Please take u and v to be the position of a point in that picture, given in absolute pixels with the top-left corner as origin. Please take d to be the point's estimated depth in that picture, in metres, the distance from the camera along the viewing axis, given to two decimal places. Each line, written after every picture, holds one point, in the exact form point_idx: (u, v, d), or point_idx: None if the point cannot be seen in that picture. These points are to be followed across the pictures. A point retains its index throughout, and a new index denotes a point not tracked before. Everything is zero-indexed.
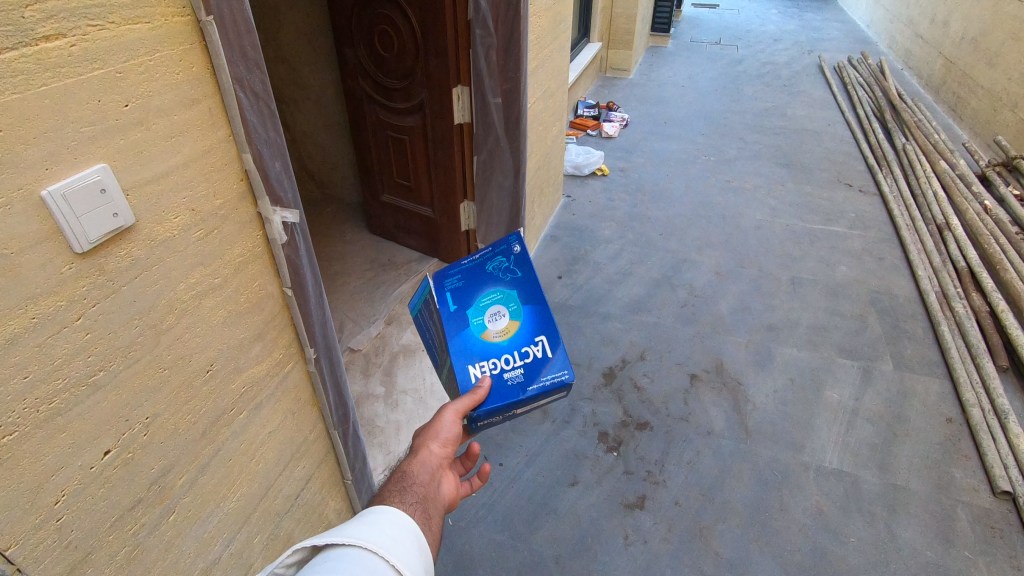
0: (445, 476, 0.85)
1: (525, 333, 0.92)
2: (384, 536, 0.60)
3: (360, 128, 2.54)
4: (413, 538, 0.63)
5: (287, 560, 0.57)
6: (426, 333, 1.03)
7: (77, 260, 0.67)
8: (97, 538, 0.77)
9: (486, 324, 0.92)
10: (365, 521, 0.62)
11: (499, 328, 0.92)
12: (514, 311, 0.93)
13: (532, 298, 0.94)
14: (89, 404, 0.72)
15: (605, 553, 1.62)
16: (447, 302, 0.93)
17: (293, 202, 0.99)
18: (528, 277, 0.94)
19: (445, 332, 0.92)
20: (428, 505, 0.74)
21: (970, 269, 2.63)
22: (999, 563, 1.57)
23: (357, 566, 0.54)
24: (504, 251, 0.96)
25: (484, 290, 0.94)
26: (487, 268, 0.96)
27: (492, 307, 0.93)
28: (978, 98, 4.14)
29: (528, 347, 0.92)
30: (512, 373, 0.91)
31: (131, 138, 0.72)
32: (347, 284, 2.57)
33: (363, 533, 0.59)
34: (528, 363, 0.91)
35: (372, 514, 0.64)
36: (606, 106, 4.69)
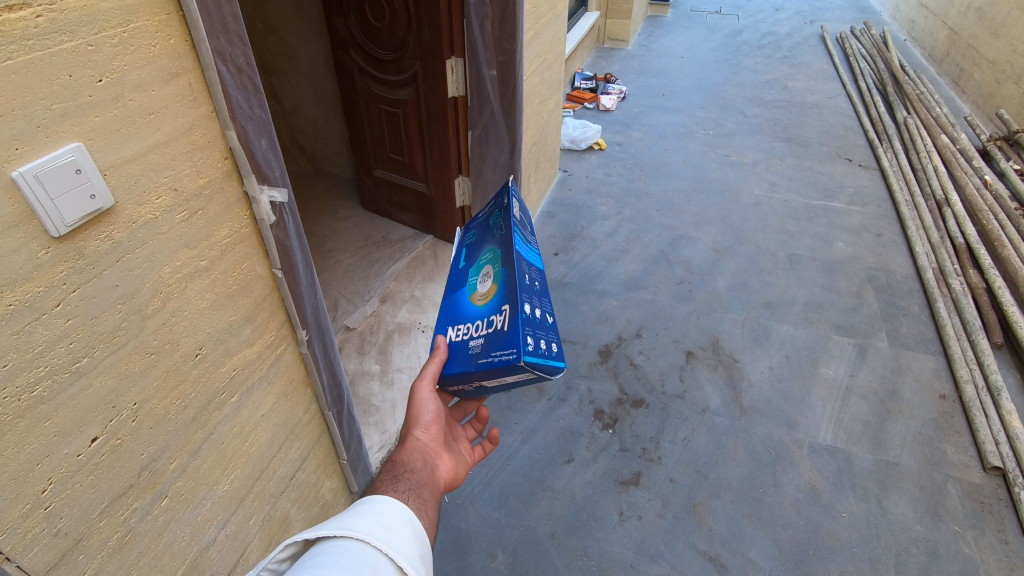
0: (436, 455, 0.87)
1: (494, 297, 0.82)
2: (375, 525, 0.59)
3: (352, 101, 2.48)
4: (408, 526, 0.63)
5: (279, 555, 0.57)
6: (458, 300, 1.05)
7: (54, 244, 0.65)
8: (88, 524, 0.76)
9: (476, 286, 0.89)
10: (357, 512, 0.61)
11: (482, 291, 0.86)
12: (494, 271, 0.85)
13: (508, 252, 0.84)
14: (73, 391, 0.71)
15: (600, 530, 1.64)
16: (460, 262, 0.98)
17: (280, 180, 0.96)
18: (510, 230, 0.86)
19: (447, 291, 0.96)
20: (423, 487, 0.75)
21: (968, 245, 2.62)
22: (987, 537, 1.60)
23: (348, 557, 0.54)
24: (506, 208, 0.94)
25: (483, 249, 0.92)
26: (495, 225, 0.95)
27: (484, 268, 0.89)
28: (981, 71, 4.07)
29: (495, 316, 0.80)
30: (475, 341, 0.83)
31: (107, 116, 0.69)
32: (341, 261, 2.54)
33: (356, 524, 0.58)
34: (491, 332, 0.80)
35: (365, 504, 0.63)
36: (603, 79, 4.60)
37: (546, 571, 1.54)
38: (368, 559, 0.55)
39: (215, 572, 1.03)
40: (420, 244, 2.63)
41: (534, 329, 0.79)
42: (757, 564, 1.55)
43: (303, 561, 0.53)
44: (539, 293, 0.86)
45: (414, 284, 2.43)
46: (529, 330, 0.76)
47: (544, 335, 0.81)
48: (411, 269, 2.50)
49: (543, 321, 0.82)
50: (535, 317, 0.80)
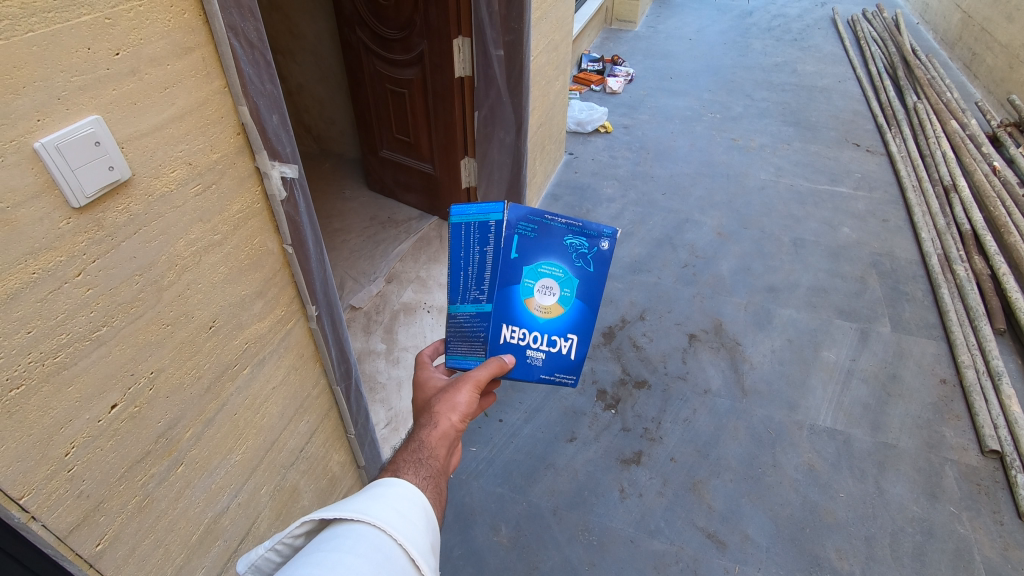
0: (456, 444, 0.87)
1: (564, 323, 0.98)
2: (391, 511, 0.61)
3: (358, 80, 2.47)
4: (422, 513, 0.64)
5: (294, 532, 0.60)
6: (467, 256, 0.96)
7: (74, 216, 0.66)
8: (108, 488, 0.79)
9: (534, 295, 0.97)
10: (372, 496, 0.63)
11: (544, 305, 0.97)
12: (566, 297, 0.97)
13: (585, 295, 0.97)
14: (94, 358, 0.73)
15: (601, 506, 1.67)
16: (511, 251, 0.94)
17: (291, 156, 0.97)
18: (597, 276, 0.96)
19: (496, 281, 0.96)
20: (441, 476, 0.76)
21: (974, 232, 2.62)
22: (982, 517, 1.62)
23: (359, 543, 0.56)
24: (591, 239, 0.94)
25: (547, 263, 0.95)
26: (564, 242, 0.94)
27: (544, 281, 0.96)
28: (994, 55, 4.02)
29: (559, 340, 0.98)
30: (534, 352, 0.99)
31: (124, 90, 0.70)
32: (347, 241, 2.56)
33: (372, 509, 0.60)
34: (553, 352, 0.99)
35: (380, 487, 0.65)
36: (610, 60, 4.56)
37: (548, 545, 1.58)
38: (381, 549, 0.57)
39: (229, 538, 1.07)
40: (426, 225, 2.64)
41: None
42: (755, 541, 1.59)
43: (316, 546, 0.56)
44: None
45: (419, 265, 2.45)
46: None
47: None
48: (416, 249, 2.52)
49: None
50: None
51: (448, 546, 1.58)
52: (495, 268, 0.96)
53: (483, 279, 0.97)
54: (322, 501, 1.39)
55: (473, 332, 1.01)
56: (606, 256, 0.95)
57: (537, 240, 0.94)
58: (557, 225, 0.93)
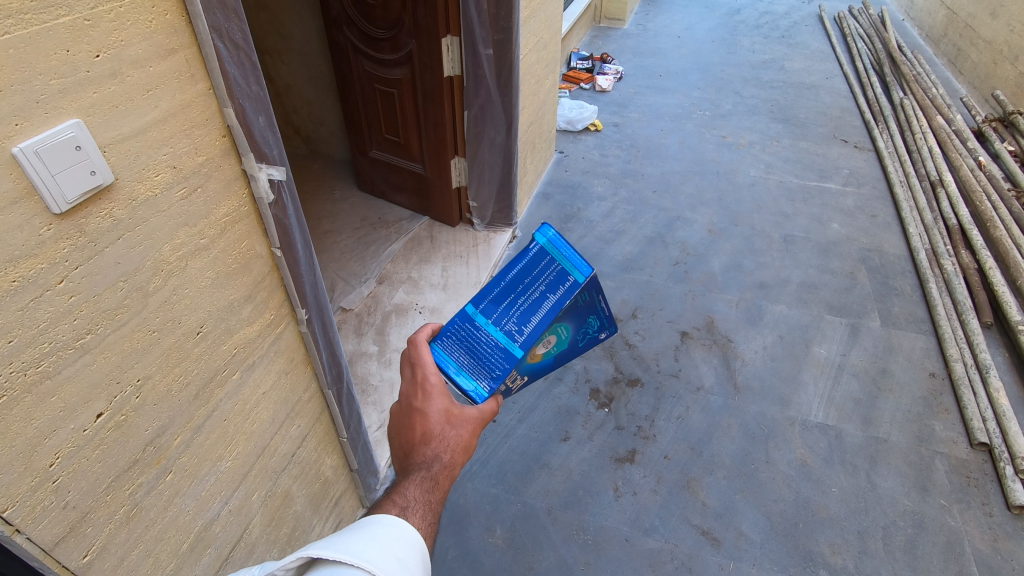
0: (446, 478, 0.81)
1: (531, 370, 1.02)
2: (389, 556, 0.57)
3: (347, 80, 2.45)
4: (419, 559, 0.61)
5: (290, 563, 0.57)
6: (525, 294, 0.97)
7: (56, 221, 0.65)
8: (94, 498, 0.77)
9: (543, 345, 0.99)
10: (370, 533, 0.59)
11: (539, 354, 1.00)
12: (552, 354, 1.03)
13: (558, 358, 1.05)
14: (78, 367, 0.72)
15: (596, 505, 1.67)
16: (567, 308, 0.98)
17: (278, 159, 0.96)
18: (576, 349, 1.07)
19: (537, 329, 0.96)
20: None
21: (961, 227, 2.64)
22: (973, 509, 1.64)
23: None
24: (599, 327, 1.08)
25: (569, 328, 1.02)
26: (588, 318, 1.04)
27: (553, 337, 1.00)
28: (979, 51, 4.06)
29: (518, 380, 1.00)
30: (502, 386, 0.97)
31: (105, 92, 0.68)
32: (337, 243, 2.54)
33: (369, 553, 0.56)
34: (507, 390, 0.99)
35: (381, 524, 0.61)
36: (599, 59, 4.56)
37: (543, 545, 1.57)
38: None
39: (220, 545, 1.05)
40: (417, 225, 2.63)
41: None
42: (749, 537, 1.59)
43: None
44: None
45: (411, 266, 2.43)
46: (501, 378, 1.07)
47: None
48: (407, 250, 2.51)
49: None
50: None
51: (443, 548, 1.57)
52: (546, 316, 0.96)
53: (528, 320, 0.96)
54: (314, 506, 1.37)
55: (487, 360, 0.93)
56: (593, 340, 1.09)
57: (579, 312, 1.01)
58: (597, 304, 1.03)
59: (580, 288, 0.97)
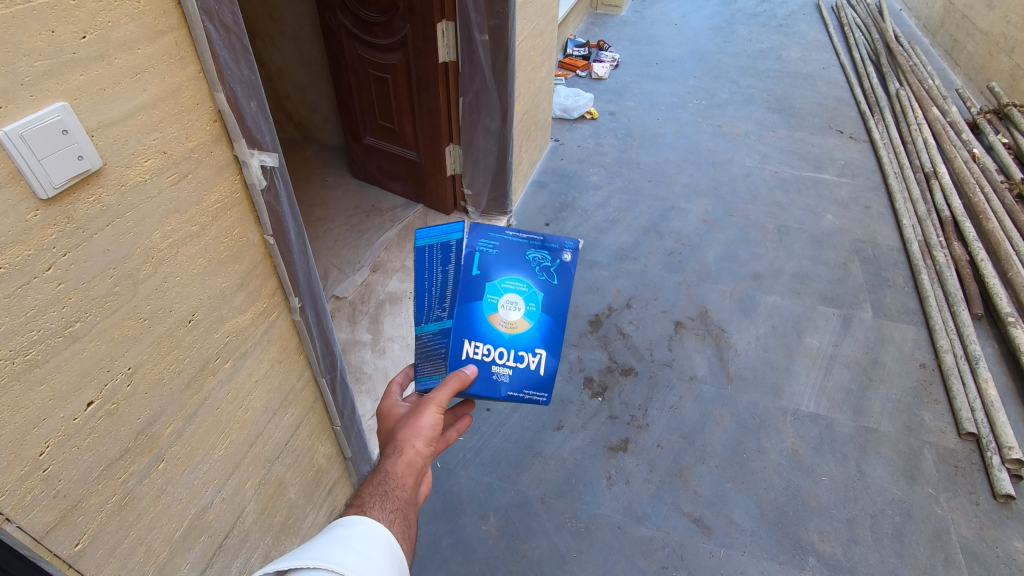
0: (425, 472, 0.89)
1: (533, 337, 0.97)
2: (356, 555, 0.61)
3: (340, 65, 2.41)
4: (388, 553, 0.65)
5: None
6: (430, 273, 0.99)
7: (42, 207, 0.64)
8: (86, 487, 0.77)
9: (496, 307, 0.96)
10: (335, 540, 0.62)
11: (507, 318, 0.97)
12: (532, 311, 0.97)
13: (552, 309, 0.98)
14: (67, 355, 0.71)
15: (589, 493, 1.68)
16: (473, 266, 0.96)
17: (271, 145, 0.95)
18: (560, 289, 0.98)
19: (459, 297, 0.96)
20: (409, 509, 0.78)
21: (954, 218, 2.65)
22: (959, 498, 1.66)
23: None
24: (552, 250, 0.98)
25: (512, 274, 0.97)
26: (527, 255, 0.98)
27: (511, 296, 0.97)
28: (975, 42, 4.05)
29: (527, 355, 0.97)
30: (501, 369, 0.97)
31: (92, 75, 0.67)
32: (330, 231, 2.52)
33: (337, 555, 0.59)
34: (522, 368, 0.97)
35: (343, 530, 0.65)
36: (596, 46, 4.52)
37: (536, 533, 1.59)
38: None
39: (214, 533, 1.05)
40: (411, 213, 2.62)
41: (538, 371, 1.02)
42: (739, 525, 1.61)
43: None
44: None
45: (405, 254, 2.42)
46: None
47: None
48: (401, 238, 2.50)
49: None
50: None
51: (436, 536, 1.58)
52: (458, 285, 0.97)
53: (446, 295, 0.98)
54: (308, 494, 1.38)
55: (438, 351, 0.99)
56: (568, 267, 0.98)
57: (492, 261, 0.96)
58: (514, 240, 0.98)
59: (462, 247, 0.96)
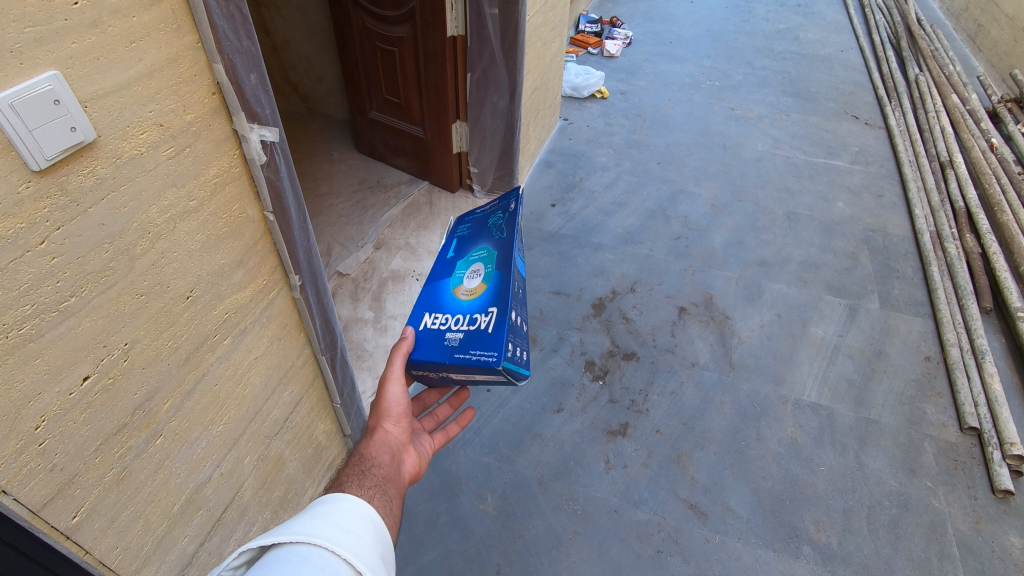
0: (404, 449, 0.93)
1: (484, 298, 0.95)
2: (337, 529, 0.60)
3: (346, 37, 2.35)
4: (371, 527, 0.64)
5: (234, 563, 0.57)
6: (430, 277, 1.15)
7: (34, 179, 0.62)
8: (83, 460, 0.77)
9: (462, 281, 1.01)
10: (316, 515, 0.62)
11: (469, 288, 0.99)
12: (487, 274, 0.98)
13: (503, 265, 0.97)
14: (63, 330, 0.70)
15: (586, 476, 1.68)
16: (449, 252, 1.09)
17: (271, 119, 0.93)
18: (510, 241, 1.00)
19: (431, 279, 1.07)
20: (388, 484, 0.80)
21: (967, 210, 2.60)
22: (958, 492, 1.66)
23: (307, 563, 0.54)
24: (506, 209, 1.07)
25: (475, 245, 1.05)
26: (489, 229, 1.06)
27: (474, 266, 1.02)
28: (1000, 27, 3.93)
29: (479, 316, 0.94)
30: (453, 334, 0.94)
31: (85, 43, 0.65)
32: (334, 206, 2.51)
33: (317, 529, 0.59)
34: (474, 330, 0.93)
35: (324, 505, 0.64)
36: (608, 22, 4.42)
37: (533, 514, 1.60)
38: (327, 565, 0.55)
39: (212, 507, 1.06)
40: (416, 191, 2.60)
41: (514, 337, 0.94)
42: (736, 512, 1.62)
43: (260, 568, 0.53)
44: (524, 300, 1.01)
45: (408, 232, 2.40)
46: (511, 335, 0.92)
47: (520, 341, 0.97)
48: (405, 216, 2.48)
49: (520, 331, 0.98)
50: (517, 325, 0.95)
51: (434, 514, 1.59)
52: (433, 269, 1.08)
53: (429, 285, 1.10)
54: (307, 470, 1.39)
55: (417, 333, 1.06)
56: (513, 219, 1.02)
57: (463, 241, 1.09)
58: (482, 222, 1.10)
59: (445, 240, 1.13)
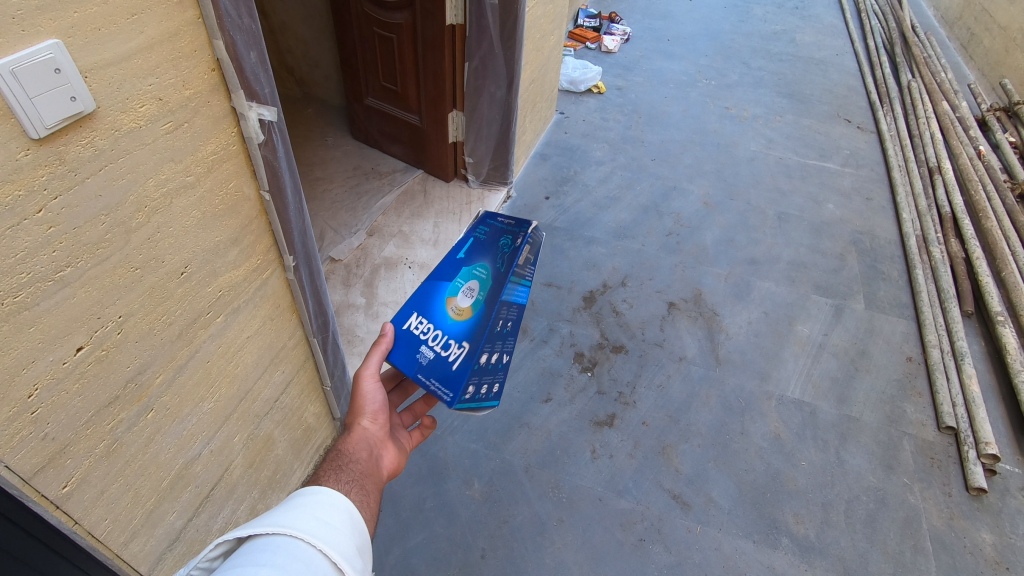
0: (382, 444, 0.93)
1: (464, 328, 0.99)
2: (312, 521, 0.61)
3: (344, 21, 2.34)
4: (347, 518, 0.65)
5: (210, 555, 0.58)
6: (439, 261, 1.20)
7: (33, 146, 0.62)
8: (74, 431, 0.77)
9: (457, 294, 1.03)
10: (293, 507, 0.63)
11: (461, 304, 1.02)
12: (479, 300, 1.03)
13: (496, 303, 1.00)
14: (58, 299, 0.70)
15: (573, 465, 1.71)
16: (458, 254, 1.11)
17: (270, 98, 0.93)
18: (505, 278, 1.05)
19: (434, 275, 1.10)
20: (366, 478, 0.81)
21: (953, 215, 2.64)
22: (933, 489, 1.70)
23: (282, 554, 0.55)
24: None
25: (476, 262, 1.08)
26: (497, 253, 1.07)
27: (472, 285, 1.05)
28: (992, 37, 3.98)
29: (458, 342, 0.99)
30: (426, 349, 1.00)
31: (86, 13, 0.64)
32: (328, 191, 2.50)
33: (293, 521, 0.60)
34: (445, 355, 0.99)
35: (301, 497, 0.65)
36: (607, 17, 4.43)
37: (518, 500, 1.62)
38: (303, 557, 0.56)
39: (201, 484, 1.07)
40: (410, 179, 2.60)
41: (482, 373, 0.99)
42: (718, 503, 1.65)
43: (236, 558, 0.54)
44: (506, 333, 1.05)
45: (402, 220, 2.40)
46: (476, 375, 0.97)
47: (490, 376, 1.02)
48: (400, 203, 2.48)
49: (495, 363, 1.03)
50: (489, 362, 1.01)
51: (420, 498, 1.61)
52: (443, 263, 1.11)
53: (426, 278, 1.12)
54: (296, 452, 1.40)
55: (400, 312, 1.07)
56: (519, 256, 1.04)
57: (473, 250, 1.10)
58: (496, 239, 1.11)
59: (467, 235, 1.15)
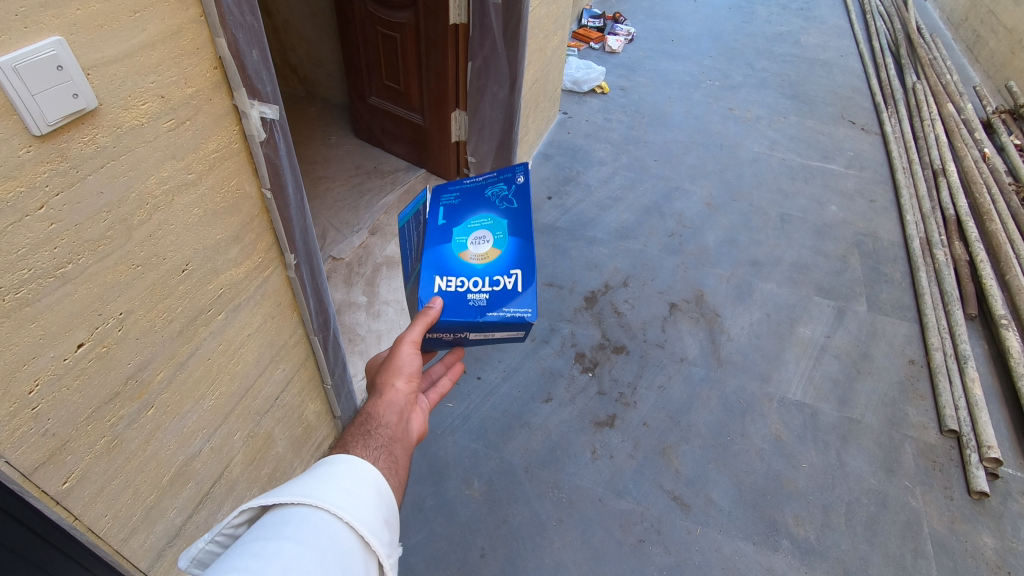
0: (411, 408, 0.90)
1: (505, 261, 0.95)
2: (341, 491, 0.61)
3: (347, 21, 2.34)
4: (374, 487, 0.64)
5: (234, 522, 0.59)
6: (408, 244, 1.08)
7: (35, 143, 0.62)
8: (75, 427, 0.78)
9: (468, 246, 0.98)
10: (319, 475, 0.63)
11: (480, 251, 0.97)
12: (500, 240, 0.98)
13: (518, 231, 0.98)
14: (58, 295, 0.71)
15: (572, 465, 1.71)
16: (440, 218, 1.03)
17: (271, 97, 0.93)
18: (522, 210, 1.00)
19: (427, 243, 1.00)
20: (395, 444, 0.78)
21: (957, 218, 2.63)
22: (934, 492, 1.70)
23: (304, 527, 0.56)
24: (509, 181, 1.04)
25: (475, 212, 1.02)
26: (488, 194, 1.04)
27: (478, 232, 0.99)
28: (998, 39, 3.97)
29: (501, 278, 0.94)
30: (476, 296, 0.93)
31: (89, 10, 0.65)
32: (331, 190, 2.51)
33: (318, 492, 0.60)
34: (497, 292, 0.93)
35: (329, 466, 0.65)
36: (611, 18, 4.42)
37: (518, 500, 1.62)
38: (328, 530, 0.56)
39: (201, 480, 1.07)
40: (412, 177, 2.60)
41: None
42: (717, 504, 1.64)
43: (257, 529, 0.55)
44: None
45: None
46: None
47: None
48: (402, 202, 2.49)
49: None
50: None
51: (420, 497, 1.61)
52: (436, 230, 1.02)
53: (420, 251, 1.03)
54: (296, 449, 1.40)
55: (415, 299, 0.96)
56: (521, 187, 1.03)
57: (460, 203, 1.04)
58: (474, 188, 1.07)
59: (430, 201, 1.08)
